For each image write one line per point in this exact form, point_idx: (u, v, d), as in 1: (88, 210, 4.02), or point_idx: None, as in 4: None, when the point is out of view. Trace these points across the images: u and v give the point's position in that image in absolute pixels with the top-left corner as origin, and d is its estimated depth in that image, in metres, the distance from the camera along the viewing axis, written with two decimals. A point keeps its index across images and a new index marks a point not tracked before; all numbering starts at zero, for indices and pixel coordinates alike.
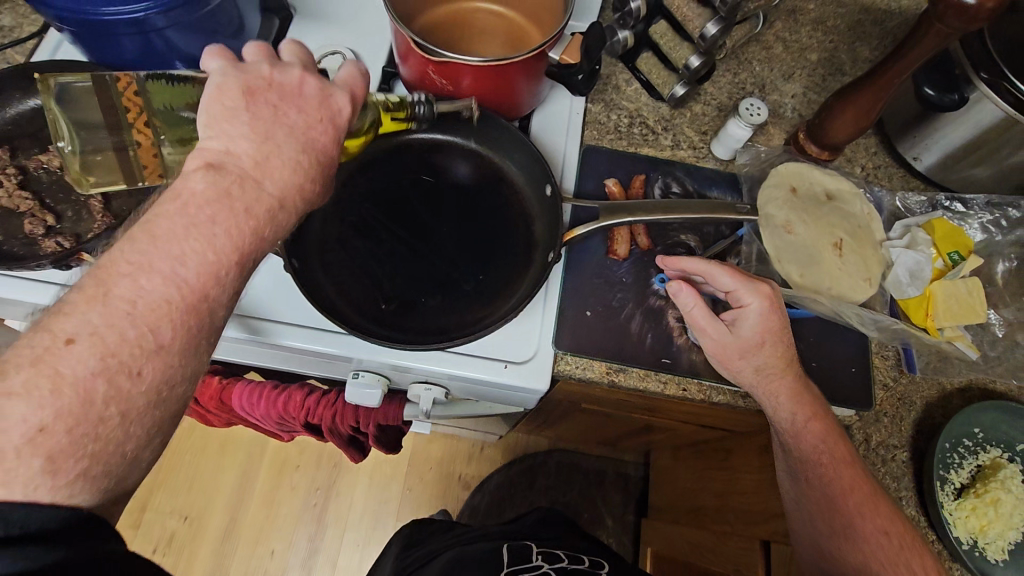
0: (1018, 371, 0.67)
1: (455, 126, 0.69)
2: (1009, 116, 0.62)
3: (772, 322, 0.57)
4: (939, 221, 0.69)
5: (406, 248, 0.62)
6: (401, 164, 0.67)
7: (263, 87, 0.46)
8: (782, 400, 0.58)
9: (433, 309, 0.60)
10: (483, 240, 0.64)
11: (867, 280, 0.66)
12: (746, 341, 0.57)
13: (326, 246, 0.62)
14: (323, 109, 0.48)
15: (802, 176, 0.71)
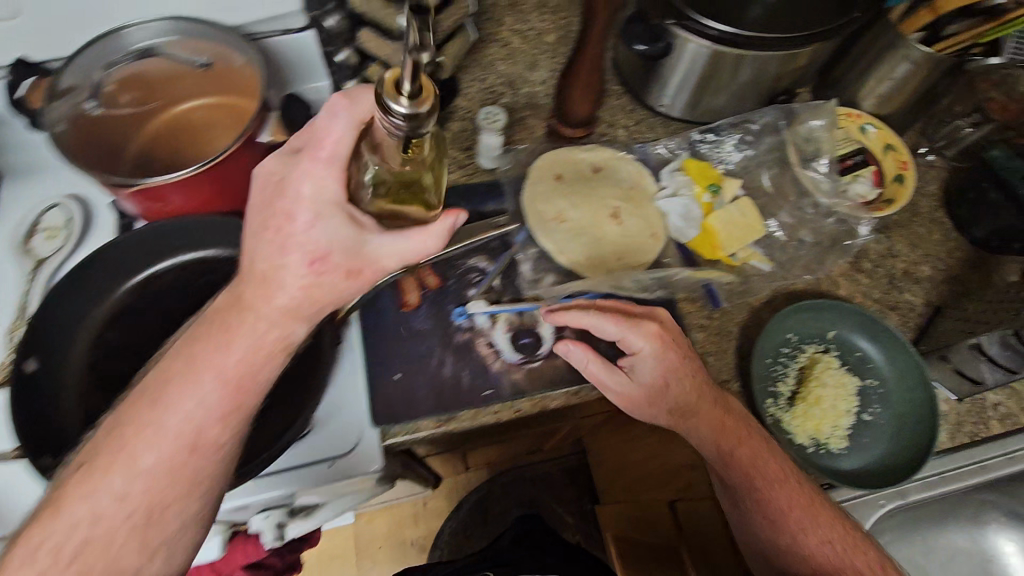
0: (809, 266, 0.71)
1: (198, 234, 0.62)
2: (712, 50, 0.66)
3: (666, 361, 0.58)
4: (690, 161, 0.72)
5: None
6: (158, 302, 0.62)
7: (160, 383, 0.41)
8: (703, 431, 0.58)
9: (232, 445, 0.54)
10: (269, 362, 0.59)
11: (653, 235, 0.70)
12: (648, 385, 0.59)
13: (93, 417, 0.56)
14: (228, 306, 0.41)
15: (565, 160, 0.72)
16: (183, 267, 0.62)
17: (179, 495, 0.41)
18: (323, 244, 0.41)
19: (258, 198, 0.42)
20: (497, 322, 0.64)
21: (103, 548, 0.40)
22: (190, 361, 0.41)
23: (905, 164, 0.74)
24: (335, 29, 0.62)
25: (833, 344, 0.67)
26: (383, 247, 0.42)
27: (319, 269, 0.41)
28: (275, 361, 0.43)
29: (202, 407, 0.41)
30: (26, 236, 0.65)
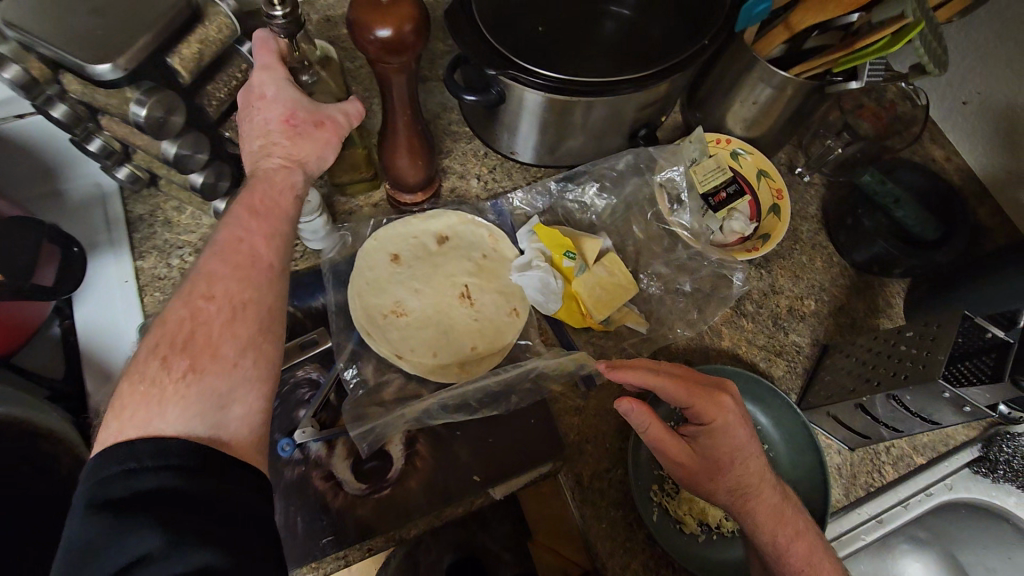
0: (688, 319, 0.65)
1: None
2: (548, 97, 0.57)
3: (747, 440, 0.49)
4: (539, 225, 0.62)
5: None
6: None
7: (308, 117, 0.48)
8: (761, 519, 0.48)
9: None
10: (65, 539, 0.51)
11: (511, 312, 0.60)
12: (713, 460, 0.49)
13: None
14: (318, 113, 0.48)
15: (402, 234, 0.61)
16: None
17: (252, 303, 0.40)
18: (285, 118, 0.47)
19: (243, 92, 0.47)
20: (334, 447, 0.54)
21: (214, 354, 0.38)
22: (239, 208, 0.43)
23: (780, 194, 0.68)
24: (67, 120, 0.49)
25: None
26: (334, 107, 0.50)
27: (291, 131, 0.47)
28: (293, 199, 0.46)
29: (291, 153, 0.47)
30: None
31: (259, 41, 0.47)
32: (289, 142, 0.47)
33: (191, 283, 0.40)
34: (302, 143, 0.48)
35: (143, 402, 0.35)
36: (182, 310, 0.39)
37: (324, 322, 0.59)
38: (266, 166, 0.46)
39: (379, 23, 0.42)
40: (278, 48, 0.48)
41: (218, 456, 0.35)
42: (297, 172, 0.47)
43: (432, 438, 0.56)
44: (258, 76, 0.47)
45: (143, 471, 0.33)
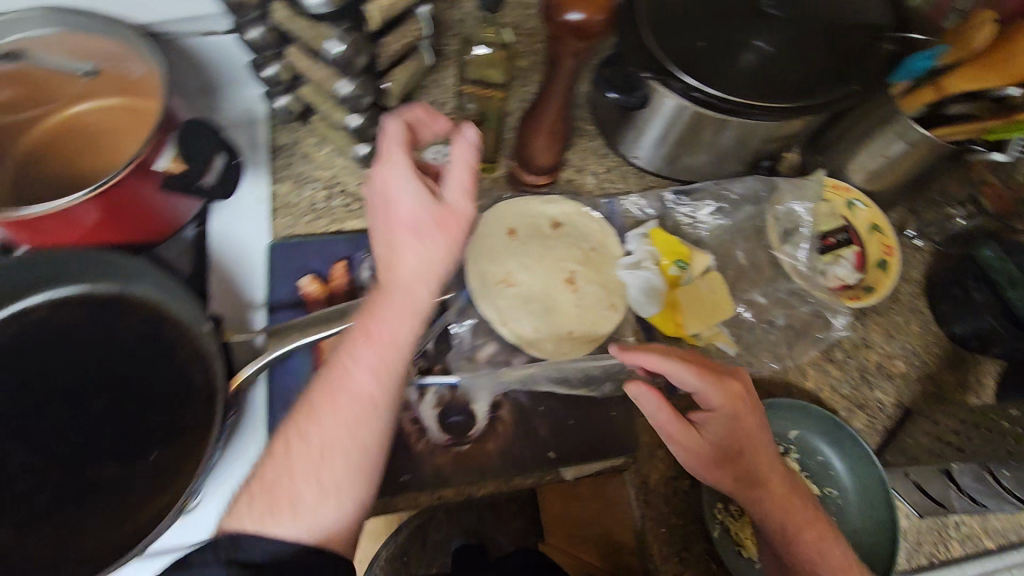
0: (777, 352, 0.66)
1: (72, 272, 0.53)
2: (690, 108, 0.58)
3: (751, 422, 0.50)
4: (656, 231, 0.65)
5: (54, 473, 0.50)
6: (33, 346, 0.53)
7: (430, 223, 0.45)
8: (766, 506, 0.49)
9: (100, 509, 0.49)
10: (158, 428, 0.52)
11: (610, 306, 0.62)
12: (722, 446, 0.50)
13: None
14: (432, 193, 0.46)
15: (521, 212, 0.64)
16: (58, 302, 0.54)
17: (339, 444, 0.42)
18: (411, 220, 0.45)
19: (370, 202, 0.48)
20: (426, 394, 0.56)
21: (294, 499, 0.41)
22: (353, 334, 0.45)
23: (890, 250, 0.69)
24: (259, 43, 0.54)
25: (793, 445, 0.61)
26: (449, 192, 0.46)
27: (417, 232, 0.45)
28: (409, 326, 0.46)
29: (417, 263, 0.45)
30: None
31: (388, 127, 0.47)
32: (417, 254, 0.45)
33: (301, 412, 0.44)
34: (423, 250, 0.46)
35: (249, 508, 0.41)
36: (282, 446, 0.43)
37: None
38: (388, 280, 0.46)
39: (574, 8, 0.45)
40: (401, 132, 0.47)
41: (311, 563, 0.40)
42: (416, 288, 0.46)
43: (517, 407, 0.58)
44: (383, 185, 0.46)
45: (248, 547, 0.39)
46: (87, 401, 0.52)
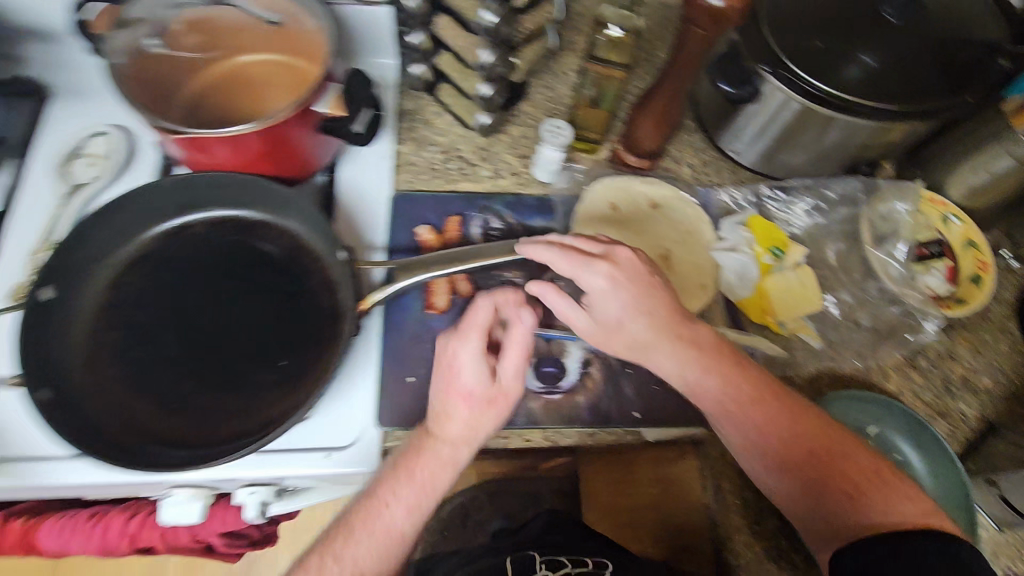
0: (861, 351, 0.67)
1: (233, 195, 0.61)
2: (801, 103, 0.61)
3: (632, 295, 0.53)
4: (755, 217, 0.69)
5: (201, 365, 0.56)
6: (190, 257, 0.60)
7: (491, 397, 0.52)
8: (684, 373, 0.53)
9: (237, 403, 0.55)
10: (292, 341, 0.58)
11: (701, 286, 0.65)
12: (608, 323, 0.54)
13: (94, 364, 0.55)
14: (494, 392, 0.52)
15: (624, 189, 0.68)
16: (215, 222, 0.62)
17: (366, 568, 0.50)
18: (471, 390, 0.51)
19: (439, 347, 0.53)
20: None
21: None
22: (398, 470, 0.52)
23: (985, 266, 0.68)
24: (413, 11, 0.60)
25: (872, 440, 0.62)
26: (510, 387, 0.52)
27: (470, 400, 0.51)
28: (446, 473, 0.52)
29: (468, 423, 0.51)
30: (68, 158, 0.65)
31: (477, 301, 0.52)
32: (466, 416, 0.51)
33: (339, 538, 0.51)
34: (473, 423, 0.52)
35: None
36: (317, 565, 0.50)
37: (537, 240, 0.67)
38: (438, 428, 0.52)
39: None
40: (483, 320, 0.52)
41: None
42: (460, 449, 0.52)
43: (607, 367, 0.61)
44: (456, 354, 0.52)
45: None
46: (233, 308, 0.59)
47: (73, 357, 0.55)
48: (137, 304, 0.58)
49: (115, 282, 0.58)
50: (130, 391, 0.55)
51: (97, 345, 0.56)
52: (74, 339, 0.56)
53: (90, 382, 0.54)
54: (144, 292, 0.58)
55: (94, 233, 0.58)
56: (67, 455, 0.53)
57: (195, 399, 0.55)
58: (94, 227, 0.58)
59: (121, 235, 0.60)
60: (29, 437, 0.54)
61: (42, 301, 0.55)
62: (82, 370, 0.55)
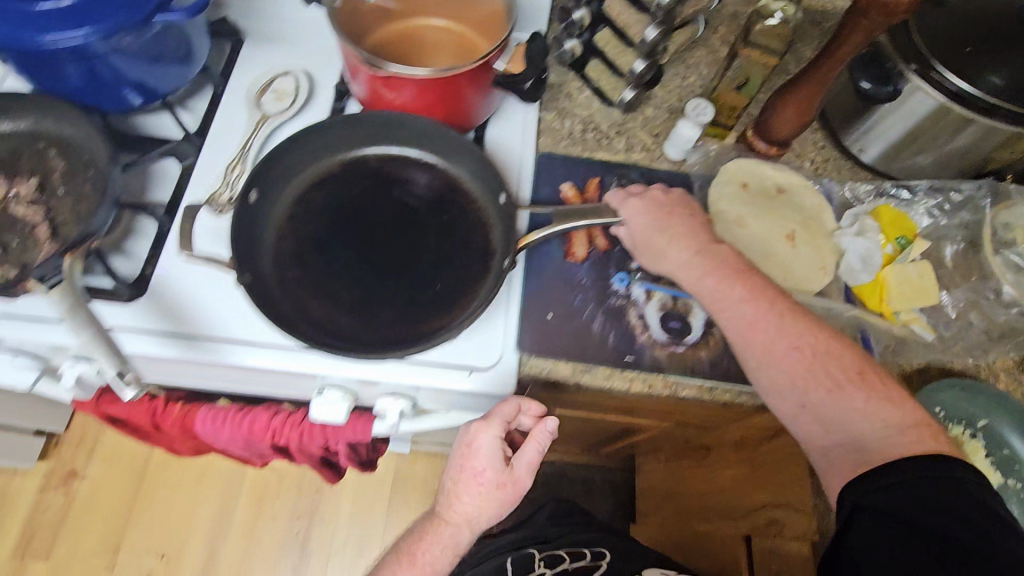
0: (973, 349, 0.69)
1: (409, 133, 0.68)
2: (942, 104, 0.64)
3: (655, 219, 0.64)
4: (883, 207, 0.72)
5: (368, 279, 0.63)
6: (364, 184, 0.68)
7: (501, 484, 0.65)
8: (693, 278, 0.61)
9: (397, 315, 0.62)
10: (446, 268, 0.64)
11: (822, 269, 0.68)
12: (637, 243, 0.64)
13: (281, 266, 0.63)
14: (505, 481, 0.65)
15: (754, 172, 0.72)
16: (388, 156, 0.70)
17: None
18: (487, 473, 0.64)
19: (461, 434, 0.65)
20: (651, 298, 0.66)
21: None
22: (407, 551, 0.69)
23: None
24: None
25: (981, 433, 0.64)
26: (519, 478, 0.65)
27: (483, 482, 0.64)
28: (446, 554, 0.68)
29: (478, 501, 0.65)
30: (259, 90, 0.73)
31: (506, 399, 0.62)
32: (477, 497, 0.65)
33: None
34: (484, 501, 0.65)
35: None
36: None
37: None
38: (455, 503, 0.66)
39: None
40: (509, 412, 0.62)
41: None
42: (464, 534, 0.68)
43: None
44: (477, 442, 0.63)
45: None
46: (397, 232, 0.65)
47: (261, 255, 0.63)
48: (317, 220, 0.65)
49: (299, 199, 0.66)
50: (309, 291, 0.62)
51: (285, 249, 0.64)
52: (263, 241, 0.63)
53: (278, 279, 0.62)
54: (322, 207, 0.66)
55: (289, 154, 0.66)
56: (253, 339, 0.61)
57: (362, 306, 0.62)
58: (288, 148, 0.66)
59: (307, 159, 0.68)
60: (220, 321, 0.61)
61: (250, 202, 0.64)
62: (271, 268, 0.62)
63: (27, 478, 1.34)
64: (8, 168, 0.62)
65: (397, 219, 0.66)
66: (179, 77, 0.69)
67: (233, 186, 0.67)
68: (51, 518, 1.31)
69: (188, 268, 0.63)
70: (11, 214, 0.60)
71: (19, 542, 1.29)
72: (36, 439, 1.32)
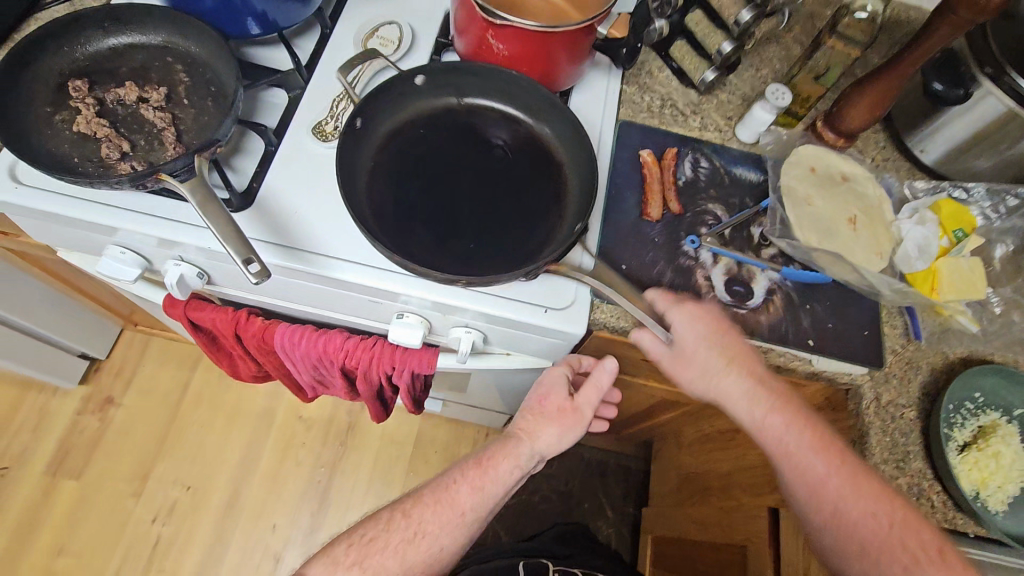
0: (1014, 345, 0.73)
1: (508, 89, 0.73)
2: (1011, 109, 0.68)
3: (709, 330, 0.64)
4: (945, 201, 0.75)
5: (447, 215, 0.67)
6: (460, 128, 0.72)
7: (566, 412, 0.72)
8: (749, 403, 0.63)
9: (467, 252, 0.65)
10: (521, 218, 0.68)
11: (878, 254, 0.72)
12: (686, 353, 0.64)
13: (375, 189, 0.67)
14: (570, 411, 0.72)
15: (821, 159, 0.77)
16: (486, 109, 0.74)
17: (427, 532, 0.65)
18: (557, 401, 0.71)
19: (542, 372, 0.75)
20: (718, 262, 0.70)
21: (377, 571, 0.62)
22: (466, 465, 0.70)
23: None
24: None
25: (1016, 420, 0.68)
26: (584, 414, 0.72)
27: (556, 411, 0.72)
28: (512, 467, 0.70)
29: (549, 428, 0.71)
30: (366, 35, 0.77)
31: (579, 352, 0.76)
32: (546, 425, 0.71)
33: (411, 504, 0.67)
34: (552, 427, 0.71)
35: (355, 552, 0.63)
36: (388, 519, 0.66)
37: (738, 184, 0.75)
38: (526, 427, 0.71)
39: None
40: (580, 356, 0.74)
41: None
42: (532, 457, 0.71)
43: (789, 298, 0.69)
44: (554, 374, 0.72)
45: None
46: (478, 180, 0.69)
47: (357, 174, 0.67)
48: (415, 151, 0.70)
49: (397, 134, 0.71)
50: (399, 215, 0.66)
51: (382, 179, 0.68)
52: (361, 162, 0.68)
53: (374, 203, 0.66)
54: (419, 142, 0.71)
55: (396, 90, 0.71)
56: (351, 258, 0.65)
57: (437, 240, 0.66)
58: (397, 87, 0.71)
59: (410, 99, 0.72)
60: (320, 236, 0.66)
61: (358, 126, 0.68)
62: (367, 193, 0.67)
63: (65, 400, 1.38)
64: (138, 77, 0.67)
65: (480, 166, 0.70)
66: (299, 15, 0.72)
67: (338, 118, 0.72)
68: (84, 441, 1.35)
69: (294, 188, 0.68)
70: (140, 117, 0.65)
71: (51, 461, 1.33)
72: (80, 362, 1.36)
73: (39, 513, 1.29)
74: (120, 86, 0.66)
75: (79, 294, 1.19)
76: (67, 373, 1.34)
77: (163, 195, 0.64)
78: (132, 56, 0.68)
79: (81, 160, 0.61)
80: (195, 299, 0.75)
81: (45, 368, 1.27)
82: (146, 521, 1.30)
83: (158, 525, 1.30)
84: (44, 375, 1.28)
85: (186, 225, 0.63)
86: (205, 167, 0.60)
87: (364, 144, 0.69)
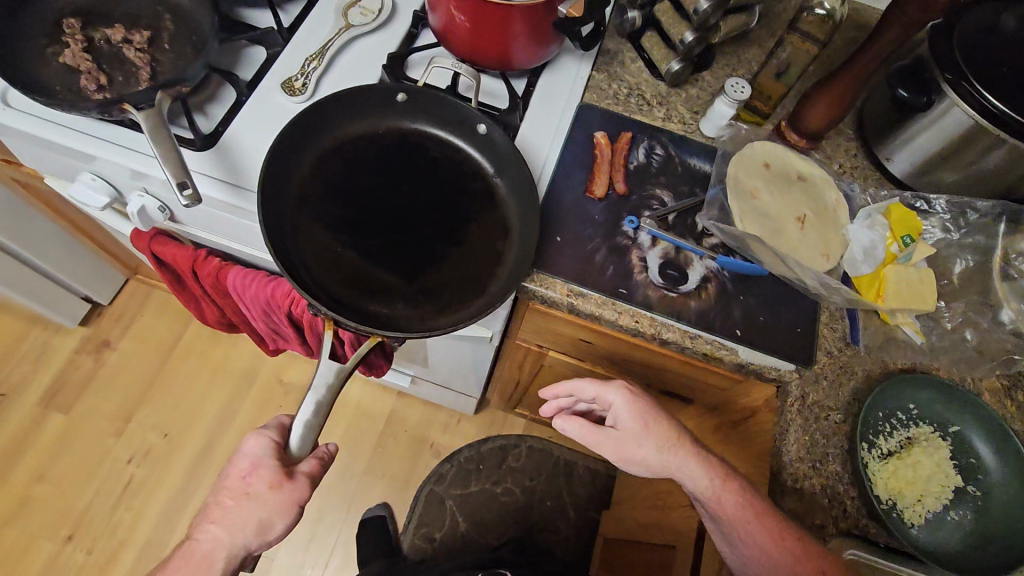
0: (960, 361, 0.70)
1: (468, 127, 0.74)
2: (976, 123, 0.67)
3: (642, 411, 0.65)
4: (895, 206, 0.74)
5: (367, 238, 0.68)
6: (419, 149, 0.74)
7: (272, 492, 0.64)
8: (693, 470, 0.63)
9: (352, 272, 0.66)
10: (453, 267, 0.68)
11: (824, 255, 0.70)
12: (632, 430, 0.65)
13: (310, 195, 0.69)
14: (281, 491, 0.64)
15: (779, 156, 0.76)
16: (447, 140, 0.75)
17: None
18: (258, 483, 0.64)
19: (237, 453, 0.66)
20: (656, 245, 0.70)
21: None
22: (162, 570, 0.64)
23: None
24: None
25: (950, 437, 0.65)
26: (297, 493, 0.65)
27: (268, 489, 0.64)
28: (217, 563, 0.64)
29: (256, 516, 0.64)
30: (349, 4, 0.82)
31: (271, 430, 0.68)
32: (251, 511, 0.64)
33: None
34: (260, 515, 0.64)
35: None
36: None
37: (690, 173, 0.76)
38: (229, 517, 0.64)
39: None
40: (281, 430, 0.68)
41: None
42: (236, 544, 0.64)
43: (723, 289, 0.69)
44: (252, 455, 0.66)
45: None
46: (417, 205, 0.70)
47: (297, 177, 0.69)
48: (364, 164, 0.72)
49: (366, 138, 0.74)
50: (324, 226, 0.68)
51: (319, 184, 0.70)
52: (303, 166, 0.70)
53: (304, 195, 0.69)
54: (370, 159, 0.72)
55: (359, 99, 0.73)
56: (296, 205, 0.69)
57: (347, 263, 0.67)
58: (377, 100, 0.73)
59: (399, 115, 0.75)
60: None
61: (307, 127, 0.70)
62: (300, 198, 0.69)
63: (66, 339, 1.46)
64: (128, 21, 0.73)
65: (422, 189, 0.71)
66: None
67: (307, 76, 0.76)
68: (78, 380, 1.43)
69: (256, 134, 0.72)
70: (123, 56, 0.70)
71: (44, 394, 1.40)
72: (83, 304, 1.44)
73: (26, 441, 1.36)
74: (110, 27, 0.71)
75: (87, 237, 1.26)
76: (70, 313, 1.42)
77: (132, 129, 0.69)
78: (126, 2, 0.74)
79: (62, 88, 0.67)
80: (160, 234, 0.79)
81: (50, 305, 1.35)
82: (123, 461, 1.36)
83: (133, 466, 1.36)
84: (49, 312, 1.37)
85: (147, 158, 0.68)
86: (166, 104, 0.64)
87: (313, 142, 0.71)
